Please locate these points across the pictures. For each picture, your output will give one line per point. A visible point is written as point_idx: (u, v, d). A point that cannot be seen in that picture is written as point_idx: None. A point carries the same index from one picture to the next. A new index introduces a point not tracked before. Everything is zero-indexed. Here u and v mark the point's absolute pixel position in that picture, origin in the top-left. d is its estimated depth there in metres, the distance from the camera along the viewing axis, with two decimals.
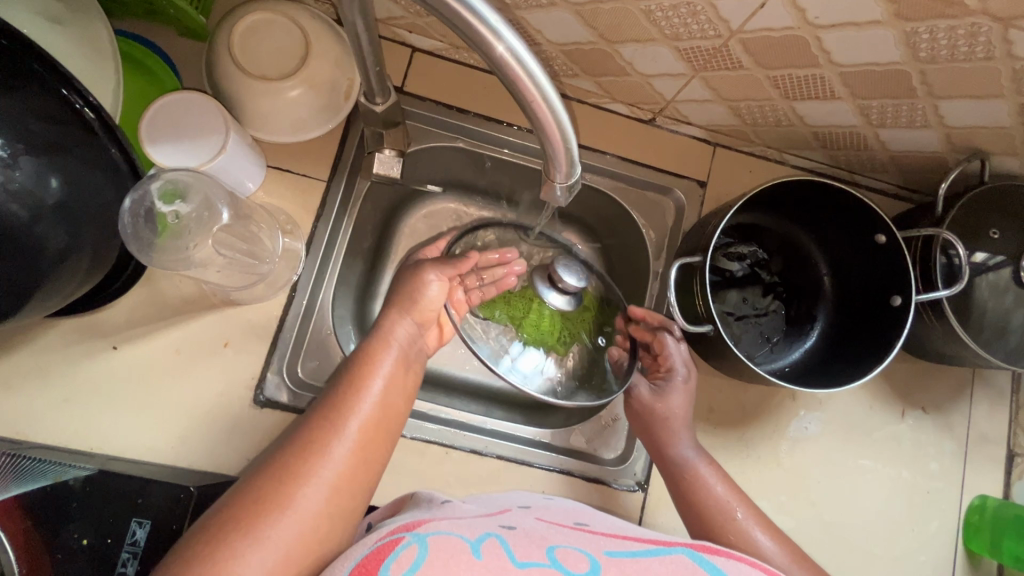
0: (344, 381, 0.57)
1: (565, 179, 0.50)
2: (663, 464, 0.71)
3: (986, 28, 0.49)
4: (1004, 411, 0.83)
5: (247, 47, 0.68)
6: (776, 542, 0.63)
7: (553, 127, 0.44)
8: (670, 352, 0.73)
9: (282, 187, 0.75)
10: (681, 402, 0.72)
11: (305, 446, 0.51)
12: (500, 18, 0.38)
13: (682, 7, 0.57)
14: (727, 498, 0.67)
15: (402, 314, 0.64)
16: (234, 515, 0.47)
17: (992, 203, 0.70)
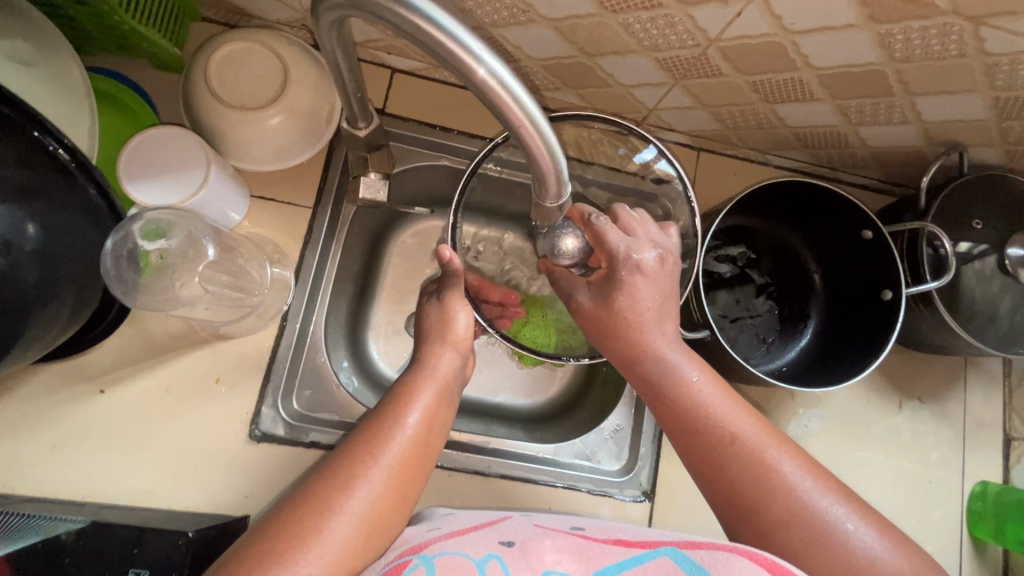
0: (382, 416, 0.54)
1: (556, 200, 0.50)
2: (638, 380, 0.59)
3: (958, 27, 0.51)
4: (999, 395, 0.84)
5: (223, 77, 0.68)
6: (791, 458, 0.53)
7: (541, 147, 0.43)
8: (609, 241, 0.57)
9: (267, 216, 0.74)
10: (643, 293, 0.58)
11: (342, 481, 0.48)
12: (482, 44, 0.38)
13: (660, 19, 0.57)
14: (725, 411, 0.55)
15: (443, 345, 0.63)
16: (260, 554, 0.43)
17: (972, 194, 0.71)
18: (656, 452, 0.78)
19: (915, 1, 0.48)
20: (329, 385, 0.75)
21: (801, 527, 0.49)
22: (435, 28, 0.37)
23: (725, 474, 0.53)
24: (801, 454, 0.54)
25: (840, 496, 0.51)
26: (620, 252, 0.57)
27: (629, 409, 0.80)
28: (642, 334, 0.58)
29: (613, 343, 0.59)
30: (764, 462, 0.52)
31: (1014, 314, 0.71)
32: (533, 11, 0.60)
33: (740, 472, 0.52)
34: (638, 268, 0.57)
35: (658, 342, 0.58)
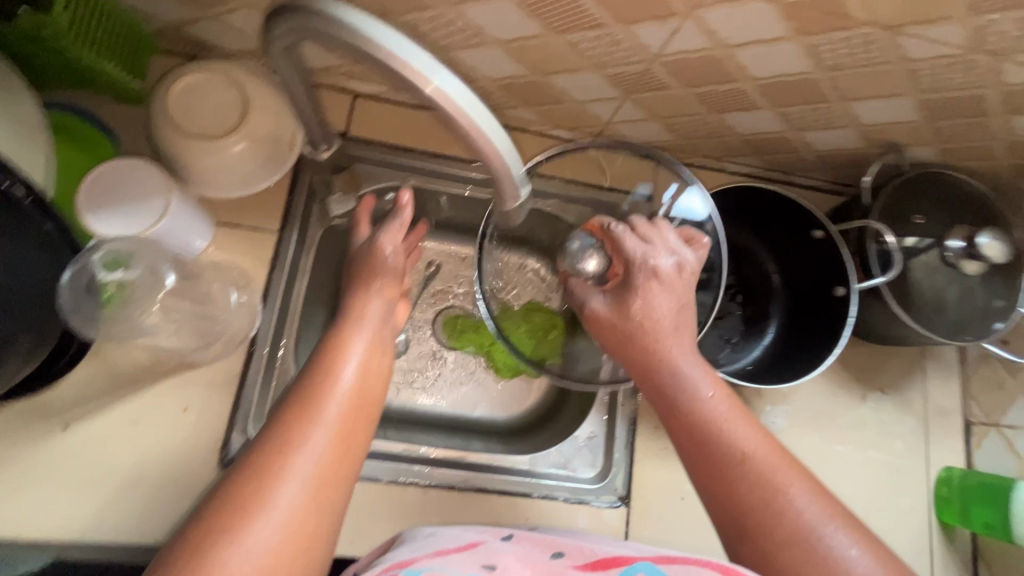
0: (315, 373, 0.54)
1: (515, 201, 0.50)
2: (653, 390, 0.62)
3: (878, 36, 0.54)
4: (957, 383, 0.87)
5: (185, 107, 0.69)
6: (801, 488, 0.52)
7: (493, 153, 0.44)
8: (628, 247, 0.66)
9: (232, 242, 0.75)
10: (659, 300, 0.63)
11: (281, 444, 0.47)
12: (426, 57, 0.40)
13: (604, 38, 0.60)
14: (737, 432, 0.56)
15: (371, 293, 0.63)
16: (213, 525, 0.42)
17: (914, 190, 0.75)
18: (630, 457, 0.79)
19: (836, 13, 0.51)
20: None
21: (800, 550, 0.49)
22: (379, 44, 0.39)
23: (732, 489, 0.54)
24: (813, 487, 0.53)
25: (846, 527, 0.50)
26: (637, 258, 0.65)
27: (602, 415, 0.81)
28: (658, 344, 0.62)
29: (629, 351, 0.64)
30: (773, 485, 0.52)
31: (961, 302, 0.74)
32: (484, 34, 0.63)
33: (747, 490, 0.53)
34: (653, 273, 0.64)
35: (676, 355, 0.61)
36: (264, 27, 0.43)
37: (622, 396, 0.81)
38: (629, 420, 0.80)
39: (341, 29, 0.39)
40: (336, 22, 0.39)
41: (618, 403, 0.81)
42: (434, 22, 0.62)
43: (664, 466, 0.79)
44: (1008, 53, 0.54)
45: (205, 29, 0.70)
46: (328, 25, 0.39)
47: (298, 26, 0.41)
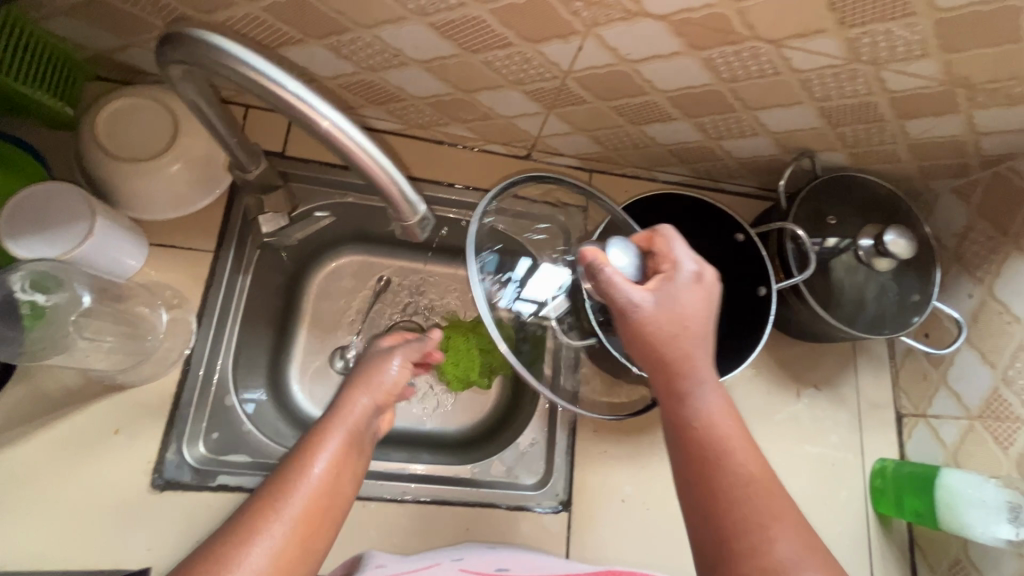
0: (289, 462, 0.56)
1: (414, 219, 0.54)
2: (672, 398, 0.56)
3: (764, 49, 0.58)
4: (888, 377, 0.90)
5: (114, 132, 0.70)
6: (790, 532, 0.48)
7: (376, 169, 0.49)
8: (676, 250, 0.59)
9: (167, 263, 0.75)
10: (695, 304, 0.57)
11: (233, 535, 0.48)
12: (299, 84, 0.45)
13: (515, 56, 0.63)
14: (740, 455, 0.52)
15: (362, 391, 0.65)
16: None
17: (827, 192, 0.79)
18: (570, 462, 0.80)
19: (720, 29, 0.55)
20: (238, 426, 0.76)
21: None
22: (253, 70, 0.44)
23: (728, 517, 0.49)
24: (800, 532, 0.48)
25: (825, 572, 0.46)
26: (683, 264, 0.58)
27: (543, 421, 0.83)
28: (689, 351, 0.56)
29: (658, 357, 0.57)
30: (761, 523, 0.48)
31: (879, 298, 0.78)
32: (403, 55, 0.65)
33: (739, 519, 0.48)
34: (695, 278, 0.58)
35: (704, 366, 0.56)
36: (157, 56, 0.47)
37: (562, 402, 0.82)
38: (569, 426, 0.81)
39: (224, 61, 0.44)
40: (218, 54, 0.44)
41: (557, 410, 0.83)
42: (353, 44, 0.64)
43: (604, 468, 0.80)
44: (884, 62, 0.58)
45: (136, 55, 0.72)
46: (209, 57, 0.44)
47: (181, 55, 0.45)
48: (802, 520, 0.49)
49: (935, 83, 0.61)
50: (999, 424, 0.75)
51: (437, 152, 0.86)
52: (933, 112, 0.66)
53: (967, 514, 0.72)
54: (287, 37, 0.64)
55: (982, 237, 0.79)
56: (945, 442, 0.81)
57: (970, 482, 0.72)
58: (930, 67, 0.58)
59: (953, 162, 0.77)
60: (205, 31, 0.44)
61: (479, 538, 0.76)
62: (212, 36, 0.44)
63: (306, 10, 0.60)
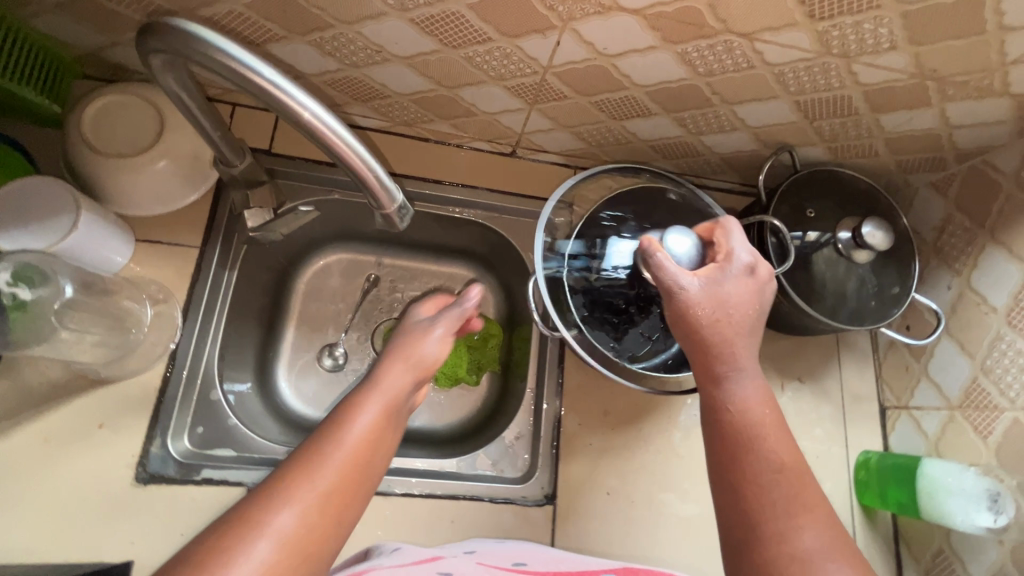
0: (332, 428, 0.57)
1: (392, 205, 0.55)
2: (713, 381, 0.58)
3: (737, 43, 0.59)
4: (871, 370, 0.91)
5: (99, 129, 0.71)
6: (818, 518, 0.49)
7: (351, 155, 0.49)
8: (733, 241, 0.63)
9: (152, 258, 0.76)
10: (744, 293, 0.60)
11: (275, 493, 0.50)
12: (273, 70, 0.46)
13: (495, 51, 0.64)
14: (774, 441, 0.54)
15: (401, 365, 0.67)
16: (193, 556, 0.44)
17: (806, 186, 0.81)
18: (555, 455, 0.80)
19: (693, 23, 0.56)
20: (223, 420, 0.76)
21: (800, 575, 0.46)
22: (225, 55, 0.44)
23: (760, 497, 0.51)
24: (828, 520, 0.50)
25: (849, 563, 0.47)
26: (741, 255, 0.62)
27: (528, 415, 0.83)
28: (733, 339, 0.59)
29: (699, 340, 0.59)
30: (789, 504, 0.50)
31: (860, 290, 0.78)
32: (385, 51, 0.66)
33: (773, 501, 0.50)
34: (749, 270, 0.61)
35: (743, 356, 0.59)
36: (138, 45, 0.47)
37: (546, 397, 0.83)
38: (553, 419, 0.82)
39: (198, 47, 0.45)
40: (193, 40, 0.45)
41: (542, 403, 0.83)
42: (336, 40, 0.66)
43: (589, 461, 0.81)
44: (855, 55, 0.59)
45: (123, 53, 0.73)
46: (186, 45, 0.45)
47: (157, 43, 0.46)
48: (832, 510, 0.51)
49: (905, 76, 0.62)
50: (978, 413, 0.76)
51: (423, 149, 0.87)
52: (906, 105, 0.68)
53: (947, 503, 0.72)
54: (271, 33, 0.65)
55: (959, 230, 0.80)
56: (927, 432, 0.82)
57: (950, 471, 0.73)
58: (898, 60, 0.59)
59: (929, 156, 0.78)
60: (182, 19, 0.45)
61: (464, 531, 0.75)
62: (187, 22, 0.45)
63: (289, 6, 0.61)
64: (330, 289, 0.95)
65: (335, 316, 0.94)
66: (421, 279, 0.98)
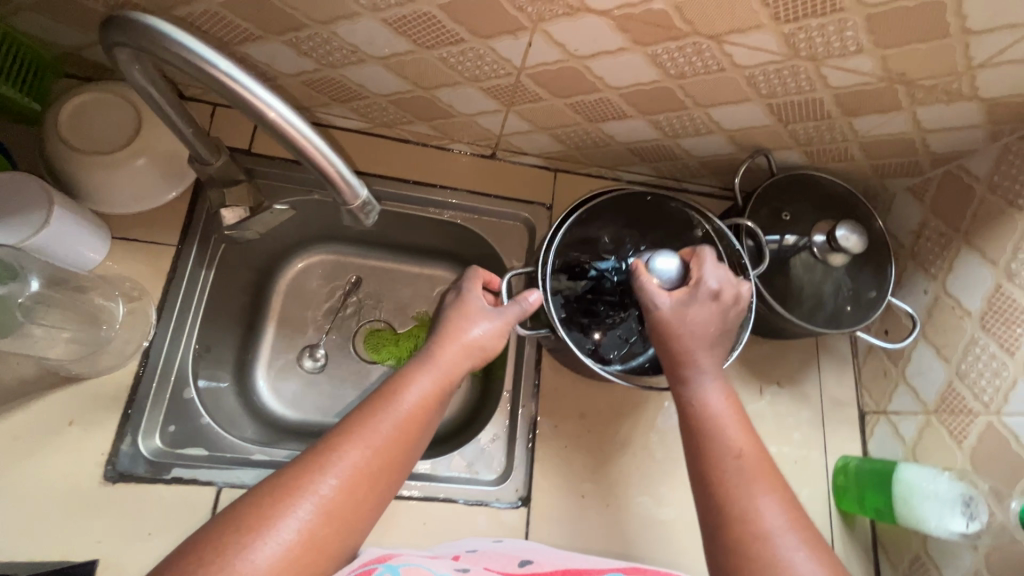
0: (375, 406, 0.60)
1: (357, 201, 0.53)
2: (678, 384, 0.65)
3: (706, 45, 0.59)
4: (850, 375, 0.91)
5: (77, 127, 0.71)
6: (776, 498, 0.56)
7: (307, 145, 0.48)
8: (705, 269, 0.66)
9: (128, 255, 0.76)
10: (705, 318, 0.65)
11: (314, 465, 0.54)
12: (229, 62, 0.45)
13: (468, 52, 0.65)
14: (734, 433, 0.61)
15: (454, 345, 0.67)
16: (240, 519, 0.49)
17: (782, 190, 0.81)
18: (530, 457, 0.80)
19: (662, 25, 0.57)
20: (196, 420, 0.76)
21: (763, 549, 0.53)
22: (180, 45, 0.44)
23: (724, 482, 0.57)
24: (783, 498, 0.56)
25: (803, 539, 0.53)
26: (711, 282, 0.65)
27: (505, 417, 0.83)
28: (694, 352, 0.64)
29: (667, 349, 0.65)
30: (749, 486, 0.56)
31: (837, 294, 0.79)
32: (360, 51, 0.67)
33: (732, 484, 0.57)
34: (716, 296, 0.65)
35: (706, 358, 0.65)
36: (102, 39, 0.48)
37: (523, 398, 0.83)
38: (529, 421, 0.82)
39: (155, 39, 0.45)
40: (151, 33, 0.45)
41: (518, 405, 0.83)
42: (312, 40, 0.66)
43: (565, 463, 0.81)
44: (823, 58, 0.60)
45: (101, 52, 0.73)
46: (143, 36, 0.45)
47: (116, 33, 0.46)
48: (787, 488, 0.57)
49: (874, 79, 0.63)
50: (953, 417, 0.76)
51: (403, 150, 0.88)
52: (877, 109, 0.68)
53: (922, 507, 0.72)
54: (248, 33, 0.66)
55: (934, 234, 0.81)
56: (905, 437, 0.82)
57: (925, 475, 0.72)
58: (866, 63, 0.60)
59: (904, 160, 0.79)
60: (142, 13, 0.45)
61: (436, 533, 0.75)
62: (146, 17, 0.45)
63: (263, 5, 0.61)
64: (311, 289, 0.95)
65: (315, 317, 0.94)
66: (402, 280, 0.98)
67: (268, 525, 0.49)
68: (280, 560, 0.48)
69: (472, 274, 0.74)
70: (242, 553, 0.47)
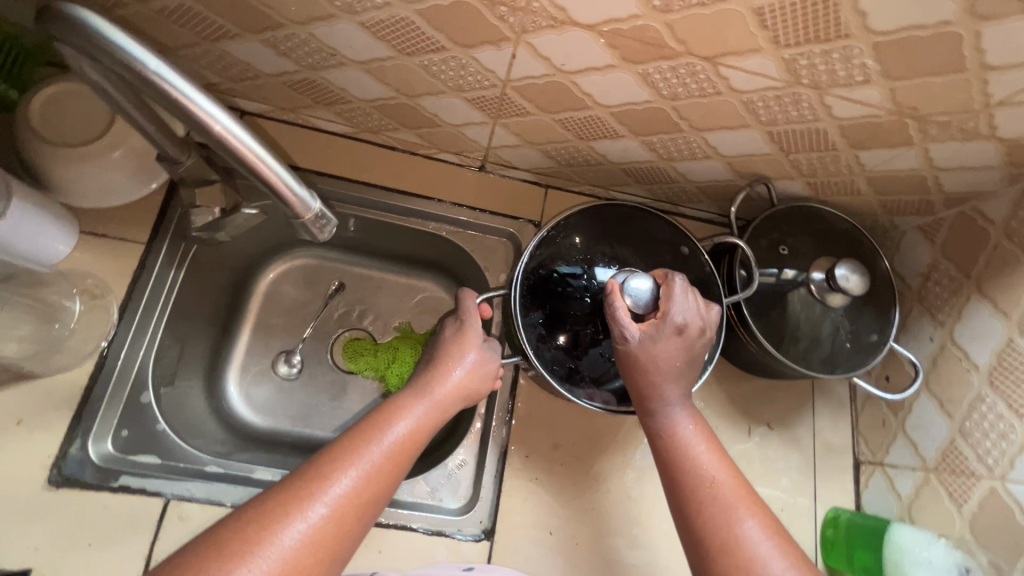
0: (361, 432, 0.57)
1: (307, 212, 0.52)
2: (645, 416, 0.62)
3: (701, 66, 0.55)
4: (847, 420, 0.85)
5: (49, 117, 0.69)
6: (758, 522, 0.52)
7: (246, 151, 0.47)
8: (674, 301, 0.62)
9: (96, 251, 0.73)
10: (671, 353, 0.61)
11: (296, 489, 0.50)
12: (160, 61, 0.43)
13: (451, 61, 0.62)
14: (706, 460, 0.58)
15: (438, 379, 0.66)
16: (215, 548, 0.44)
17: (781, 222, 0.76)
18: (498, 486, 0.76)
19: (651, 42, 0.53)
20: (152, 426, 0.73)
21: None
22: (107, 40, 0.42)
23: (701, 515, 0.54)
24: (766, 518, 0.53)
25: (790, 563, 0.50)
26: (678, 317, 0.61)
27: (475, 442, 0.79)
28: (661, 383, 0.61)
29: (631, 382, 0.63)
30: (727, 514, 0.53)
31: (835, 336, 0.73)
32: (340, 54, 0.64)
33: (709, 512, 0.53)
34: (681, 330, 0.61)
35: (675, 388, 0.62)
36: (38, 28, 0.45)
37: (494, 423, 0.79)
38: (500, 449, 0.78)
39: (81, 32, 0.42)
40: (76, 23, 0.42)
41: (490, 430, 0.79)
42: (290, 40, 0.63)
43: (533, 496, 0.76)
44: (827, 87, 0.56)
45: None
46: (70, 30, 0.42)
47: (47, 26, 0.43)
48: (770, 511, 0.54)
49: (883, 112, 0.58)
50: (954, 478, 0.70)
51: (389, 158, 0.85)
52: (885, 143, 0.63)
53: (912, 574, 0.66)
54: (224, 31, 0.64)
55: (944, 279, 0.76)
56: (901, 494, 0.76)
57: (919, 540, 0.67)
58: (873, 95, 0.56)
59: (915, 198, 0.74)
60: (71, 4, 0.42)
61: (391, 562, 0.71)
62: (72, 7, 0.42)
63: (237, 2, 0.59)
64: (288, 295, 0.92)
65: (290, 324, 0.91)
66: (384, 291, 0.95)
67: (252, 554, 0.44)
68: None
69: (464, 296, 0.73)
70: None
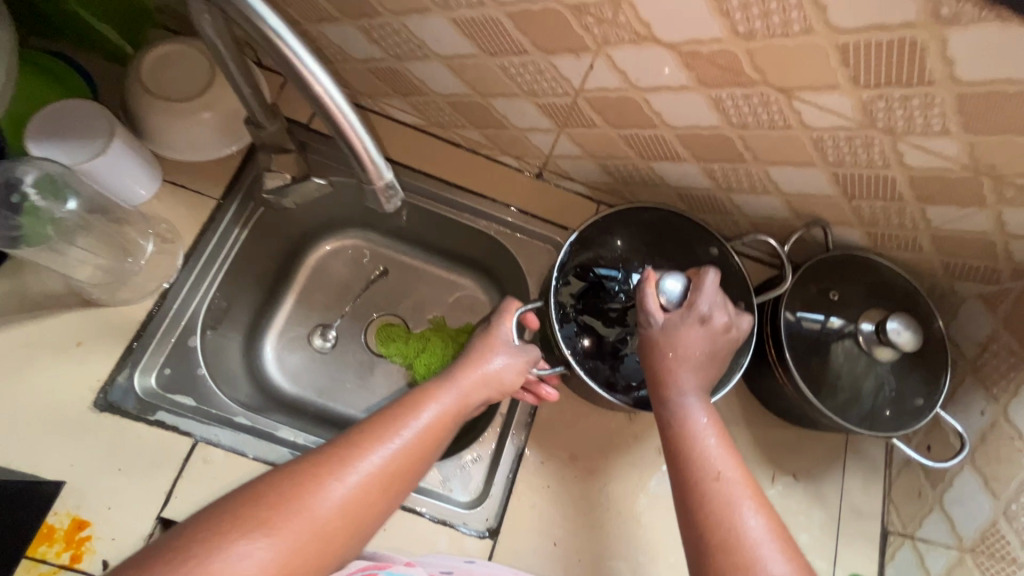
0: (388, 416, 0.58)
1: (378, 180, 0.55)
2: (658, 404, 0.62)
3: (774, 97, 0.56)
4: (879, 486, 0.81)
5: (154, 72, 0.76)
6: (761, 521, 0.51)
7: (340, 118, 0.50)
8: (704, 293, 0.62)
9: (173, 199, 0.78)
10: (695, 341, 0.61)
11: (318, 462, 0.50)
12: (280, 20, 0.46)
13: (529, 65, 0.65)
14: (717, 454, 0.57)
15: (468, 375, 0.67)
16: (236, 508, 0.45)
17: (834, 268, 0.75)
18: (508, 488, 0.76)
19: (729, 68, 0.54)
20: (193, 371, 0.77)
21: None
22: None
23: (703, 507, 0.53)
24: (771, 520, 0.52)
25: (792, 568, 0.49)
26: (705, 308, 0.62)
27: (492, 440, 0.80)
28: (678, 372, 0.61)
29: (650, 368, 0.63)
30: (729, 509, 0.52)
31: (877, 393, 0.71)
32: (426, 47, 0.68)
33: (712, 506, 0.53)
34: (704, 320, 0.61)
35: (692, 379, 0.61)
36: None
37: (514, 425, 0.79)
38: (516, 451, 0.78)
39: None
40: None
41: (509, 431, 0.79)
42: (383, 29, 0.68)
43: (543, 504, 0.75)
44: (902, 133, 0.55)
45: None
46: None
47: None
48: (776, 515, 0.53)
49: (958, 167, 0.57)
50: (992, 563, 0.66)
51: (452, 153, 0.88)
52: (955, 201, 0.62)
53: None
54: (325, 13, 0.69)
55: (1003, 351, 0.72)
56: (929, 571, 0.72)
57: None
58: (950, 147, 0.55)
59: (979, 265, 0.71)
60: None
61: (393, 542, 0.71)
62: None
63: None
64: (335, 271, 0.96)
65: (333, 298, 0.95)
66: (426, 282, 0.97)
67: (276, 517, 0.45)
68: (280, 556, 0.44)
69: (506, 305, 0.75)
70: (242, 540, 0.43)
